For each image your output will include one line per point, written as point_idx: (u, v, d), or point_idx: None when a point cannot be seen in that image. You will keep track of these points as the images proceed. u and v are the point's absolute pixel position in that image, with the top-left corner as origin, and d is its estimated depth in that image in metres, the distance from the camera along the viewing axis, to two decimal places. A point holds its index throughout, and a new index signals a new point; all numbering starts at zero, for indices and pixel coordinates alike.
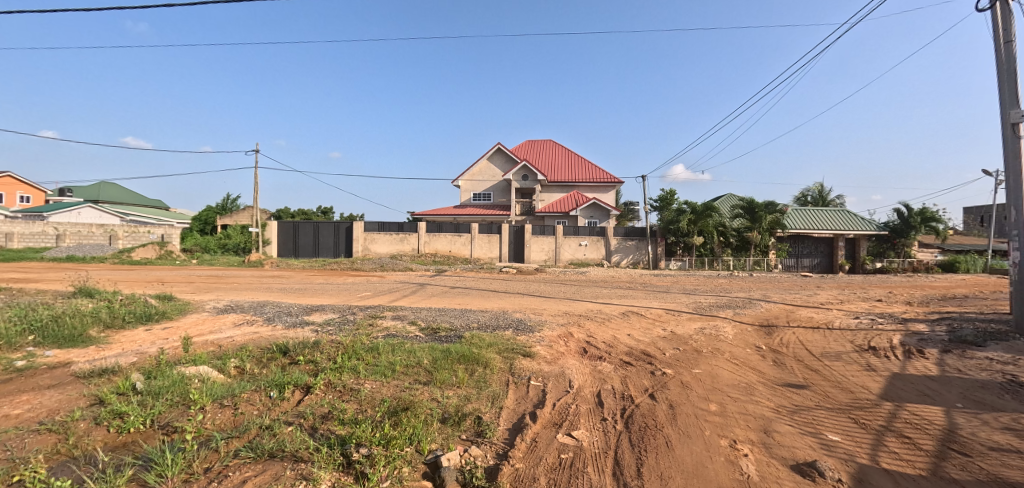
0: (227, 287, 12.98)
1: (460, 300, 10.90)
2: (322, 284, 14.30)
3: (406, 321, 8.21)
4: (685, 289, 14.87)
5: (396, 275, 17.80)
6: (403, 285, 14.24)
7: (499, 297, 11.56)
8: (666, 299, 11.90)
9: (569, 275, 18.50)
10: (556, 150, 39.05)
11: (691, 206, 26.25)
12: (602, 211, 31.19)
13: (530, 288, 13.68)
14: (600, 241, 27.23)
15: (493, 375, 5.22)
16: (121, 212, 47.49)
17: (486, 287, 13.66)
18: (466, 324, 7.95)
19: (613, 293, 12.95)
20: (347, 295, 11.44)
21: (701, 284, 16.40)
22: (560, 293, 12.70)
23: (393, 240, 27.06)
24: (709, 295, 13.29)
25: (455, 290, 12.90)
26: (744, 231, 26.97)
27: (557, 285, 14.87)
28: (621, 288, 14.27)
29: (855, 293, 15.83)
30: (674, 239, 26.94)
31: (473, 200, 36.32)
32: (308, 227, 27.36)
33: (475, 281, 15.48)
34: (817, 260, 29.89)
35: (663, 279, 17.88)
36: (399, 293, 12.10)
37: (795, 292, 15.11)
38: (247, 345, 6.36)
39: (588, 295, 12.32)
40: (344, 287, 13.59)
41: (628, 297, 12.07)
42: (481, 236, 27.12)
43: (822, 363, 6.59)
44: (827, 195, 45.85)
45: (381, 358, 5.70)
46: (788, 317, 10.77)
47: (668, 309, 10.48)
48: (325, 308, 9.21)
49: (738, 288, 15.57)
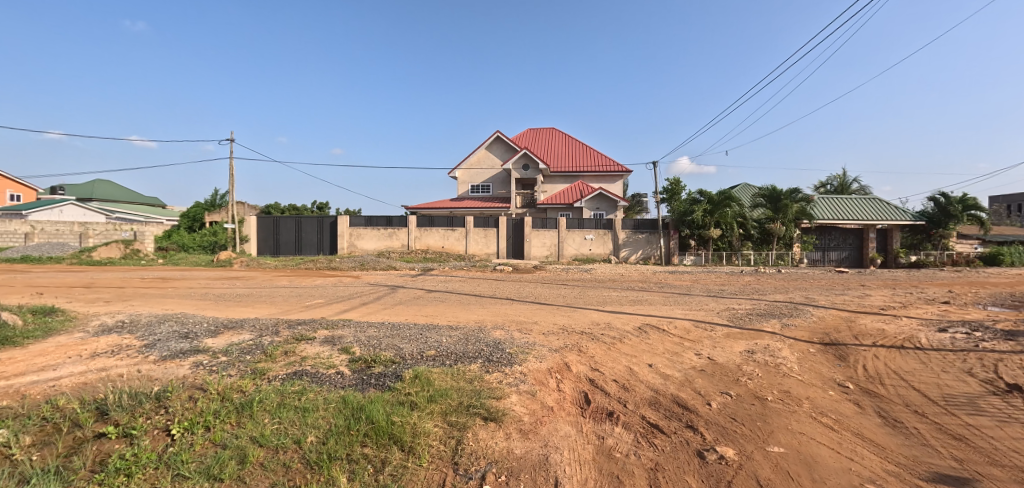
0: (156, 294, 10.76)
1: (428, 311, 8.50)
2: (279, 288, 12.04)
3: (338, 347, 5.88)
4: (707, 290, 12.36)
5: (374, 275, 15.57)
6: (373, 288, 11.89)
7: (479, 304, 9.14)
8: (691, 307, 9.43)
9: (571, 273, 16.08)
10: (559, 138, 36.55)
11: (707, 195, 23.75)
12: (609, 203, 28.80)
13: (522, 291, 11.26)
14: (607, 235, 24.77)
15: (417, 475, 2.90)
16: (108, 210, 45.81)
17: (469, 290, 11.27)
18: (418, 351, 5.61)
19: (623, 297, 10.47)
20: (291, 305, 9.13)
21: (727, 284, 13.92)
22: (557, 297, 10.25)
23: (381, 236, 24.84)
24: (741, 298, 10.80)
25: (430, 295, 10.53)
26: (766, 222, 24.60)
27: (556, 286, 12.45)
28: (632, 290, 11.79)
29: (913, 293, 13.26)
30: (688, 231, 24.40)
31: (471, 192, 33.97)
32: (290, 222, 25.25)
33: (460, 283, 13.10)
34: (845, 254, 27.04)
35: (680, 278, 15.41)
36: (360, 300, 9.77)
37: (842, 294, 12.53)
38: (54, 401, 4.09)
39: (591, 301, 9.86)
40: (299, 291, 11.29)
41: (642, 304, 9.61)
42: (477, 231, 24.78)
43: (961, 423, 4.16)
44: (849, 183, 42.75)
45: (239, 433, 3.41)
46: (851, 330, 8.27)
47: (697, 320, 8.02)
48: (242, 327, 6.93)
49: (772, 289, 13.01)
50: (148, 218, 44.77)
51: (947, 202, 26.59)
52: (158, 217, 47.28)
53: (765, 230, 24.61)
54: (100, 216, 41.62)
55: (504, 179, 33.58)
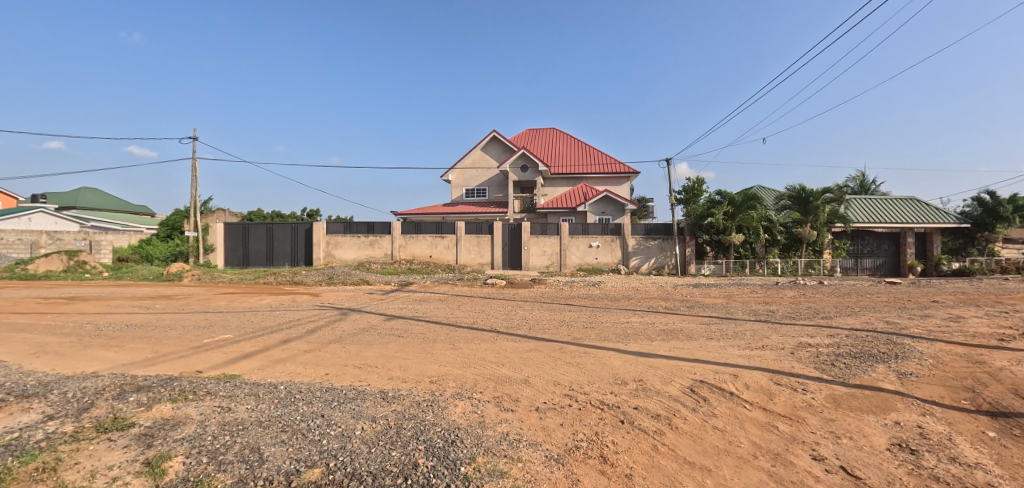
0: (21, 323, 8.00)
1: (367, 356, 5.71)
2: (197, 313, 9.22)
3: (146, 455, 3.15)
4: (752, 312, 9.58)
5: (337, 292, 12.84)
6: (320, 313, 9.11)
7: (447, 343, 6.36)
8: (750, 343, 6.68)
9: (575, 288, 13.30)
10: (560, 138, 34.06)
11: (728, 196, 21.06)
12: (616, 206, 26.13)
13: (513, 317, 8.44)
14: (615, 242, 22.02)
15: None
16: (83, 218, 43.18)
17: (443, 316, 8.48)
18: (287, 470, 2.87)
19: (648, 326, 7.71)
20: (178, 346, 6.32)
21: (773, 302, 11.14)
22: (558, 327, 7.46)
23: (361, 244, 22.16)
24: (807, 327, 8.03)
25: (386, 324, 7.74)
26: (793, 226, 21.84)
27: (557, 308, 9.61)
28: (657, 314, 9.01)
29: (1012, 314, 10.42)
30: (707, 237, 21.66)
31: (465, 197, 31.35)
32: (260, 230, 22.60)
33: (436, 304, 10.28)
34: (880, 261, 24.26)
35: (710, 294, 12.61)
36: (284, 334, 6.98)
37: (926, 317, 9.72)
38: None
39: (607, 333, 7.08)
40: (218, 318, 8.49)
41: (679, 338, 6.83)
42: (468, 238, 22.07)
43: None
44: (869, 184, 39.98)
45: None
46: (1004, 383, 5.51)
47: (774, 372, 5.27)
48: (37, 403, 4.17)
49: (833, 310, 10.19)
50: (124, 228, 42.20)
51: (994, 202, 23.81)
52: (136, 226, 44.61)
53: (793, 235, 21.84)
54: (72, 224, 39.06)
55: (501, 182, 30.93)
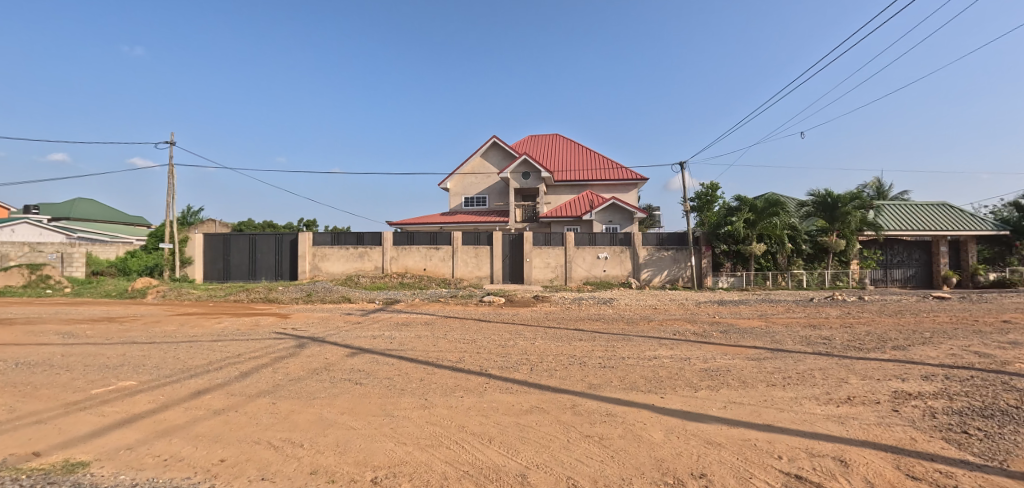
0: None
1: (296, 421, 4.02)
2: (124, 343, 7.56)
3: None
4: (803, 341, 7.80)
5: (310, 314, 11.13)
6: (271, 342, 7.40)
7: (415, 396, 4.65)
8: (831, 394, 4.91)
9: (584, 308, 11.53)
10: (563, 144, 32.55)
11: (748, 203, 19.34)
12: (624, 214, 24.46)
13: (510, 350, 6.69)
14: (625, 253, 20.27)
15: None
16: (70, 229, 41.74)
17: (421, 350, 6.74)
18: None
19: (683, 363, 5.95)
20: (51, 402, 4.65)
21: (821, 326, 9.36)
22: (569, 367, 5.73)
23: (350, 256, 20.52)
24: (887, 364, 6.24)
25: (345, 363, 6.00)
26: (818, 235, 20.22)
27: (564, 336, 7.85)
28: (689, 344, 7.25)
29: None
30: (725, 247, 19.90)
31: (464, 206, 29.78)
32: (242, 242, 21.00)
33: (419, 331, 8.55)
34: (912, 272, 22.38)
35: (741, 314, 10.85)
36: (207, 380, 5.32)
37: (1018, 345, 7.88)
38: None
39: (632, 377, 5.34)
40: (142, 351, 6.83)
41: (729, 384, 5.09)
42: (465, 249, 20.39)
43: None
44: (887, 190, 38.14)
45: None
46: None
47: (897, 455, 3.51)
48: None
49: (900, 336, 8.38)
50: (113, 239, 40.81)
51: None
52: (126, 238, 43.16)
53: (818, 244, 20.11)
54: (58, 235, 37.67)
55: (502, 190, 29.37)
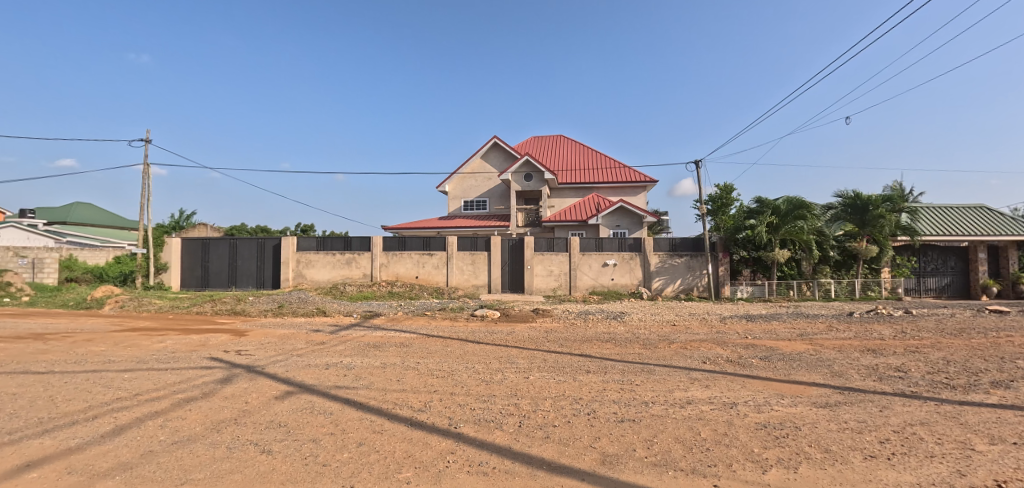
0: None
1: None
2: (12, 372, 6.00)
3: None
4: (872, 374, 6.09)
5: (272, 330, 9.56)
6: (193, 373, 5.82)
7: (337, 480, 3.04)
8: (969, 478, 3.25)
9: (592, 324, 9.84)
10: (567, 144, 31.07)
11: (772, 206, 17.61)
12: (632, 217, 22.84)
13: (496, 391, 5.05)
14: (635, 259, 18.60)
15: None
16: (60, 233, 40.42)
17: (378, 388, 5.13)
18: None
19: (730, 415, 4.30)
20: None
21: (883, 350, 7.63)
22: (572, 421, 4.10)
23: (336, 263, 19.04)
24: (1011, 417, 4.54)
25: (268, 411, 4.40)
26: (846, 240, 18.49)
27: (568, 367, 6.20)
28: (729, 379, 5.58)
29: None
30: (745, 254, 18.18)
31: (463, 210, 28.28)
32: (221, 247, 19.55)
33: (388, 356, 6.91)
34: (947, 281, 20.52)
35: (777, 333, 9.15)
36: (57, 444, 3.75)
37: None
38: None
39: (662, 441, 3.71)
40: (17, 386, 5.27)
41: (810, 458, 3.44)
42: (461, 255, 18.82)
43: None
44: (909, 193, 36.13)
45: None
46: None
47: None
48: None
49: (990, 367, 6.64)
50: (102, 244, 39.53)
51: None
52: (118, 243, 41.93)
53: (847, 251, 18.37)
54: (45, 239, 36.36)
55: (503, 194, 27.87)
